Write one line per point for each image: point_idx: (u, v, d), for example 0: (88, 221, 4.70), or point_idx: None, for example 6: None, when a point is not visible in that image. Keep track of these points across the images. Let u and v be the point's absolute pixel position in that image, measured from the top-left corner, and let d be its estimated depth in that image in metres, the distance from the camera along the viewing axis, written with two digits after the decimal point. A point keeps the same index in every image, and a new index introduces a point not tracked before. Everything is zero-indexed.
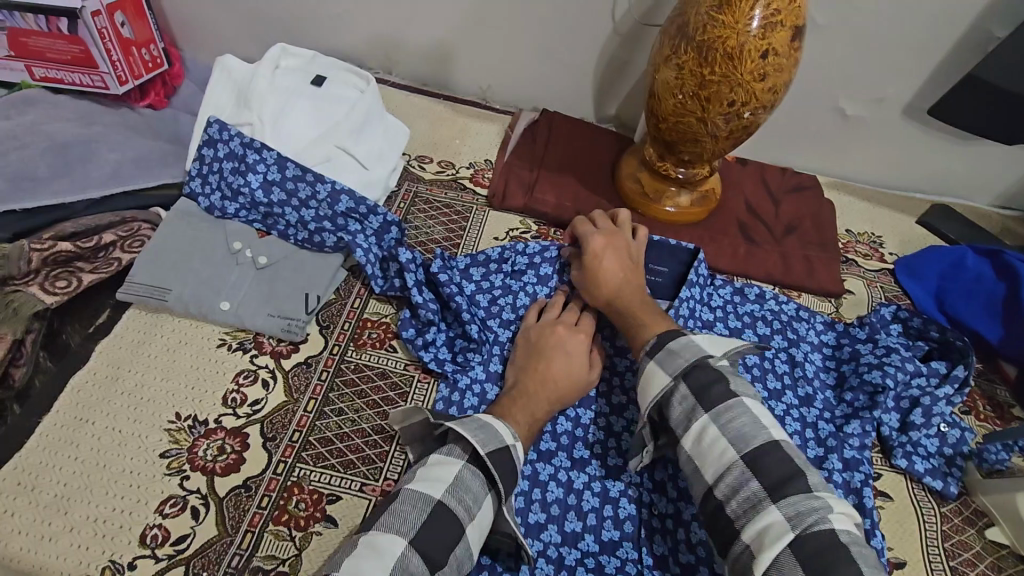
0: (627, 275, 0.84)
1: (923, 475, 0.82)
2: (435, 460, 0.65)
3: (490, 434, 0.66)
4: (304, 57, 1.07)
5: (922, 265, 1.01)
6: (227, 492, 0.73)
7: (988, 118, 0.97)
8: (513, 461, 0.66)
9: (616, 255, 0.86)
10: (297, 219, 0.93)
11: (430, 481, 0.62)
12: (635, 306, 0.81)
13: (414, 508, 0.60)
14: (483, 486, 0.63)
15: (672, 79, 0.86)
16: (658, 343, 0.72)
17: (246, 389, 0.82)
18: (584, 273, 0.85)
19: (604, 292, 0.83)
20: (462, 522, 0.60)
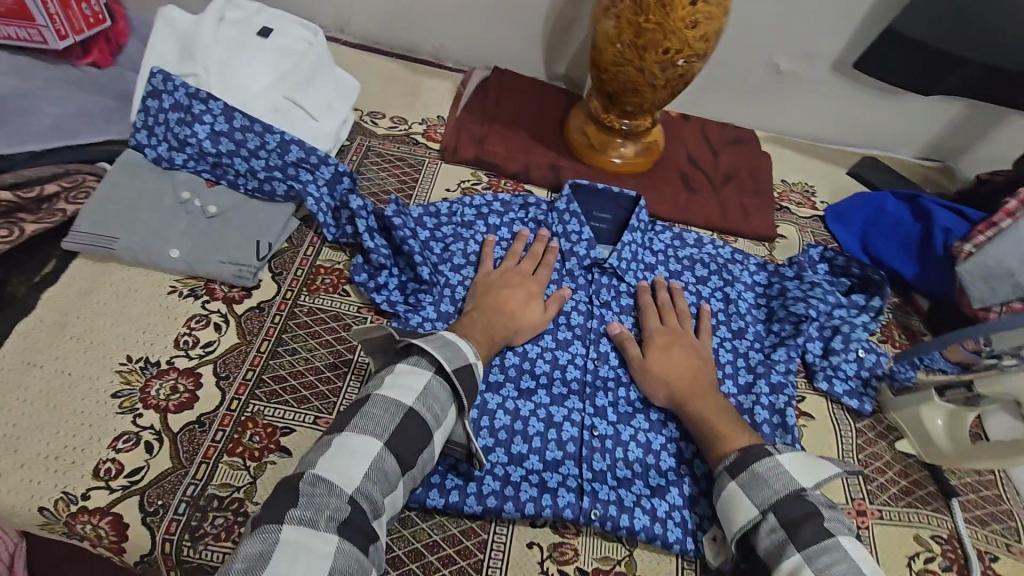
0: (694, 372, 0.81)
1: (842, 395, 0.88)
2: (403, 370, 0.68)
3: (455, 351, 0.70)
4: (249, 9, 1.06)
5: (849, 211, 1.09)
6: (181, 428, 0.75)
7: (907, 68, 1.02)
8: (475, 376, 0.71)
9: (673, 352, 0.84)
10: (246, 169, 0.94)
11: (401, 389, 0.65)
12: (707, 410, 0.77)
13: (386, 412, 0.63)
14: (450, 398, 0.67)
15: (611, 30, 0.89)
16: (742, 460, 0.68)
17: (198, 332, 0.83)
18: (648, 364, 0.83)
19: (671, 390, 0.80)
20: (430, 429, 0.65)
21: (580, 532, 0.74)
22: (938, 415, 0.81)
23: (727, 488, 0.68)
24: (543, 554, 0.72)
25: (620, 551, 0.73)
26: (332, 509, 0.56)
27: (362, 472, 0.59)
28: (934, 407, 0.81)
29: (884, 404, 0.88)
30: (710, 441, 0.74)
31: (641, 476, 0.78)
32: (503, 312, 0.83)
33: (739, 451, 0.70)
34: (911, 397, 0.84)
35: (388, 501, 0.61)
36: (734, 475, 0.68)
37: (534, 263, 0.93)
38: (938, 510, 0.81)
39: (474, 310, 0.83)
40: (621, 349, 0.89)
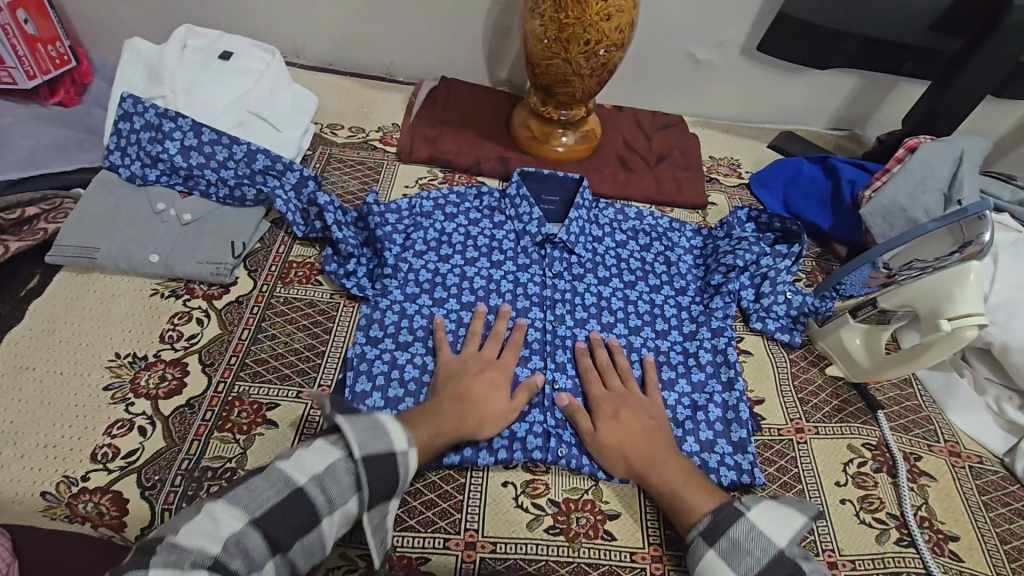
0: (642, 439, 0.78)
1: (775, 332, 0.99)
2: (316, 447, 0.67)
3: (376, 437, 0.68)
4: (209, 36, 1.14)
5: (770, 176, 1.21)
6: (171, 412, 0.80)
7: (797, 47, 1.16)
8: (393, 472, 0.68)
9: (624, 419, 0.80)
10: (216, 178, 1.01)
11: (298, 466, 0.65)
12: (671, 473, 0.74)
13: (273, 487, 0.64)
14: (351, 485, 0.66)
15: (538, 28, 1.02)
16: (717, 522, 0.67)
17: (182, 327, 0.89)
18: (603, 434, 0.79)
19: (627, 460, 0.77)
20: (320, 513, 0.64)
21: (549, 469, 0.81)
22: (857, 333, 0.91)
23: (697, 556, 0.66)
24: (517, 490, 0.79)
25: (587, 482, 0.80)
26: (195, 556, 0.58)
27: (219, 542, 0.60)
28: (852, 328, 0.92)
29: (815, 334, 0.98)
30: (675, 508, 0.72)
31: None
32: (464, 402, 0.78)
33: (710, 514, 0.68)
34: (834, 323, 0.94)
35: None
36: (712, 543, 0.66)
37: (499, 344, 0.89)
38: (867, 422, 0.90)
39: (441, 400, 0.78)
40: (575, 311, 0.98)
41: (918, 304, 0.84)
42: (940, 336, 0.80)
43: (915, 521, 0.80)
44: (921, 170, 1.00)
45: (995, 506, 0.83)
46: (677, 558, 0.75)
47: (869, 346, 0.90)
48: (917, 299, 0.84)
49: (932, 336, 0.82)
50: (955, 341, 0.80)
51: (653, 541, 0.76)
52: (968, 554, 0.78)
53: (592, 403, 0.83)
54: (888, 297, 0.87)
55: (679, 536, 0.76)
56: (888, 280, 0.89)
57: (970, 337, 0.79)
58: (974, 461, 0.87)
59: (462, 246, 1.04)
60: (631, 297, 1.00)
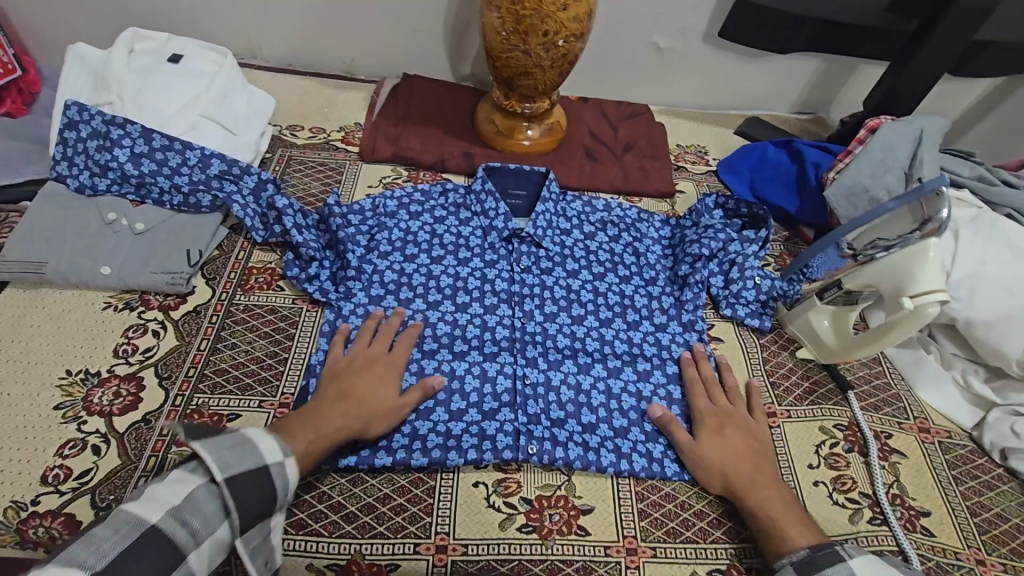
0: (743, 459, 0.77)
1: (744, 317, 0.98)
2: (174, 479, 0.61)
3: (237, 456, 0.63)
4: (157, 40, 1.11)
5: (736, 161, 1.21)
6: (127, 428, 0.77)
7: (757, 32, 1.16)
8: (265, 490, 0.64)
9: (730, 436, 0.80)
10: (170, 186, 0.98)
11: (155, 503, 0.58)
12: (766, 502, 0.73)
13: (120, 533, 0.55)
14: (218, 512, 0.61)
15: (495, 20, 1.01)
16: (813, 557, 0.65)
17: (137, 340, 0.86)
18: (709, 448, 0.78)
19: (726, 478, 0.76)
20: (186, 548, 0.58)
21: (521, 468, 0.80)
22: (825, 315, 0.92)
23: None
24: (488, 490, 0.77)
25: (560, 478, 0.79)
26: None
27: None
28: (819, 309, 0.92)
29: (785, 319, 0.98)
30: (768, 539, 0.70)
31: (574, 415, 0.84)
32: (348, 400, 0.76)
33: (807, 548, 0.67)
34: (802, 305, 0.95)
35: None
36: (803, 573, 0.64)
37: (388, 339, 0.86)
38: (838, 403, 0.90)
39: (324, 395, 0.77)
40: (544, 305, 0.96)
41: (881, 283, 0.84)
42: (905, 313, 0.80)
43: (887, 499, 0.80)
44: (882, 150, 1.00)
45: (965, 480, 0.84)
46: (651, 549, 0.74)
47: (837, 326, 0.90)
48: (879, 278, 0.84)
49: (896, 313, 0.82)
50: (918, 316, 0.80)
51: (628, 533, 0.75)
52: (940, 528, 0.79)
53: (694, 414, 0.83)
54: (853, 277, 0.88)
55: (654, 527, 0.76)
56: (854, 258, 0.90)
57: (934, 311, 0.79)
58: (943, 436, 0.88)
59: (428, 245, 1.02)
60: (600, 289, 0.99)
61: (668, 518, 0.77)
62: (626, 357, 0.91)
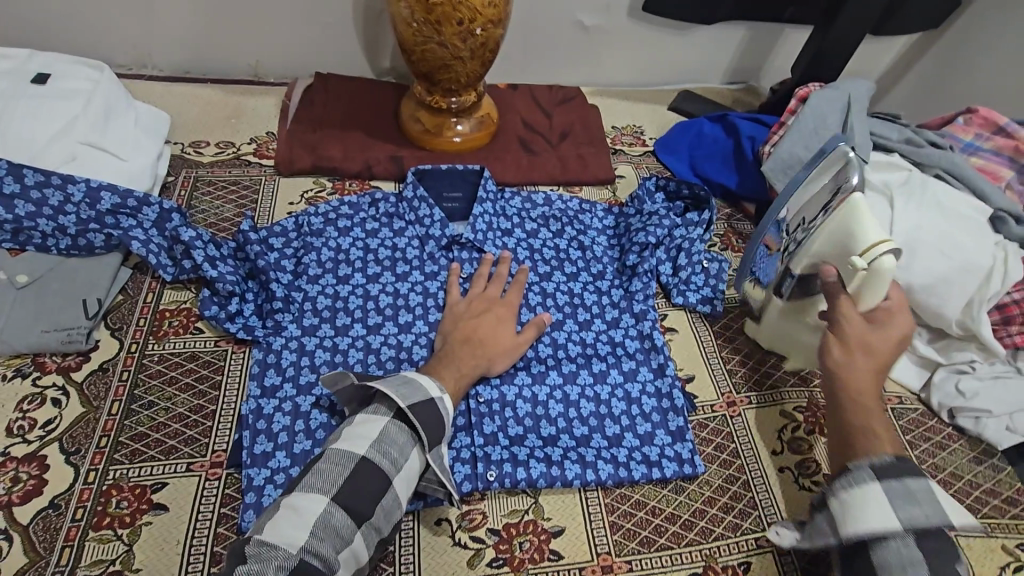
0: (874, 362, 0.70)
1: (696, 304, 0.97)
2: (361, 419, 0.68)
3: (412, 389, 0.70)
4: (17, 58, 0.96)
5: (673, 141, 1.19)
6: (32, 519, 0.67)
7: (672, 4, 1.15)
8: (440, 413, 0.71)
9: (886, 337, 0.71)
10: (54, 228, 0.85)
11: (354, 439, 0.66)
12: (873, 417, 0.67)
13: (338, 464, 0.64)
14: (408, 438, 0.68)
15: (404, 11, 0.94)
16: (897, 466, 0.61)
17: (34, 413, 0.75)
18: (854, 334, 0.71)
19: (853, 370, 0.70)
20: (390, 475, 0.65)
21: (485, 496, 0.75)
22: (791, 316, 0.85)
23: (844, 492, 0.62)
24: (453, 526, 0.73)
25: (526, 501, 0.76)
26: (281, 559, 0.57)
27: (306, 531, 0.59)
28: (784, 313, 0.86)
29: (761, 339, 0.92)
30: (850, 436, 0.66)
31: (534, 430, 0.80)
32: (474, 341, 0.81)
33: (892, 455, 0.63)
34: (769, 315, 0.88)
35: (344, 555, 0.61)
36: (882, 479, 0.61)
37: (502, 284, 0.91)
38: (795, 384, 0.90)
39: (449, 343, 0.81)
40: None
41: (830, 258, 0.77)
42: (859, 276, 0.73)
43: None
44: (812, 120, 0.99)
45: (919, 444, 0.86)
46: (627, 564, 0.72)
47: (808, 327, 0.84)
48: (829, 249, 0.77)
49: (854, 281, 0.74)
50: (879, 275, 0.72)
51: (602, 550, 0.72)
52: None
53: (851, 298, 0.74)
54: (796, 262, 0.81)
55: (627, 539, 0.74)
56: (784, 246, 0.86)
57: (892, 264, 0.71)
58: (895, 402, 0.90)
59: (363, 262, 0.94)
60: (549, 290, 0.95)
61: (640, 527, 0.75)
62: (582, 360, 0.87)
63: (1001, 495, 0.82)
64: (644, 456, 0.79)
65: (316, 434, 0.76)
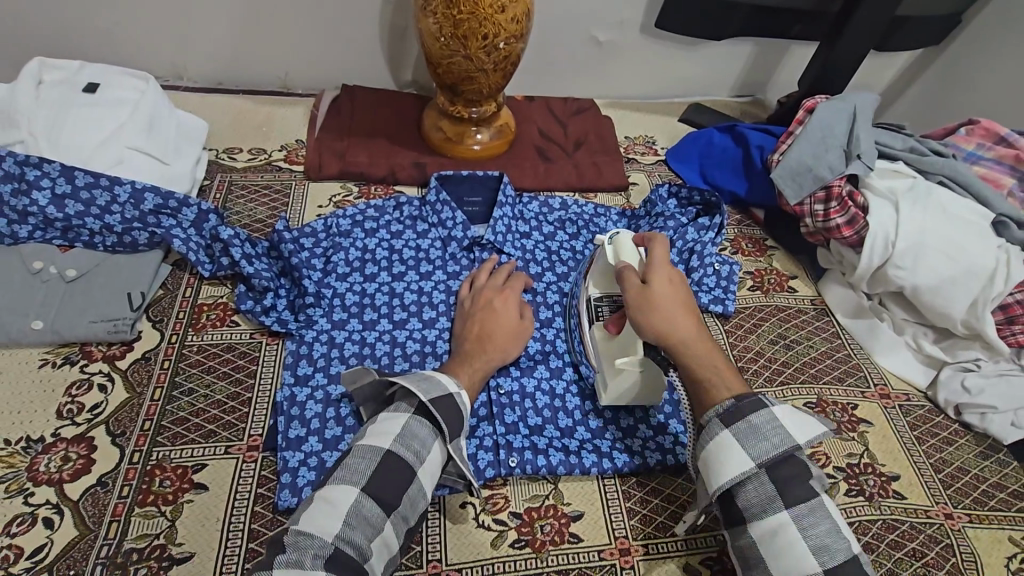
0: (679, 309, 0.70)
1: (708, 304, 1.00)
2: (385, 417, 0.70)
3: (433, 384, 0.72)
4: (69, 68, 1.03)
5: (684, 150, 1.24)
6: (81, 495, 0.71)
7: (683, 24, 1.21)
8: (458, 405, 0.72)
9: (672, 286, 0.72)
10: (101, 226, 0.91)
11: (380, 435, 0.67)
12: (699, 363, 0.67)
13: (365, 458, 0.65)
14: (431, 431, 0.69)
15: (433, 26, 1.00)
16: (738, 408, 0.63)
17: (81, 398, 0.79)
18: (648, 298, 0.70)
19: (669, 329, 0.69)
20: (414, 467, 0.66)
21: (508, 481, 0.79)
22: (612, 343, 0.82)
23: (706, 448, 0.63)
24: (477, 509, 0.76)
25: (547, 486, 0.79)
26: (317, 547, 0.59)
27: (340, 521, 0.61)
28: (608, 346, 0.82)
29: (608, 393, 0.80)
30: (699, 388, 0.67)
31: (552, 421, 0.84)
32: (495, 334, 0.84)
33: (733, 399, 0.64)
34: (606, 353, 0.81)
35: (376, 544, 0.62)
36: (729, 423, 0.62)
37: (504, 274, 0.94)
38: (806, 381, 0.93)
39: (470, 336, 0.85)
40: None
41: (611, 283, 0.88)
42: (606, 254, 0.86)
43: (859, 469, 0.84)
44: (820, 130, 1.04)
45: (927, 438, 0.88)
46: (644, 548, 0.75)
47: (622, 345, 0.80)
48: (593, 273, 0.89)
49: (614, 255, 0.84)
50: (624, 246, 0.84)
51: (620, 535, 0.75)
52: (910, 490, 0.83)
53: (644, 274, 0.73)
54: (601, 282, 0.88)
55: (643, 524, 0.76)
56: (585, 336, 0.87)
57: (630, 234, 0.86)
58: (902, 399, 0.93)
59: (388, 261, 0.99)
60: (565, 288, 0.99)
61: (656, 513, 0.78)
62: None
63: (1007, 489, 0.84)
64: (659, 445, 0.82)
65: (346, 421, 0.79)
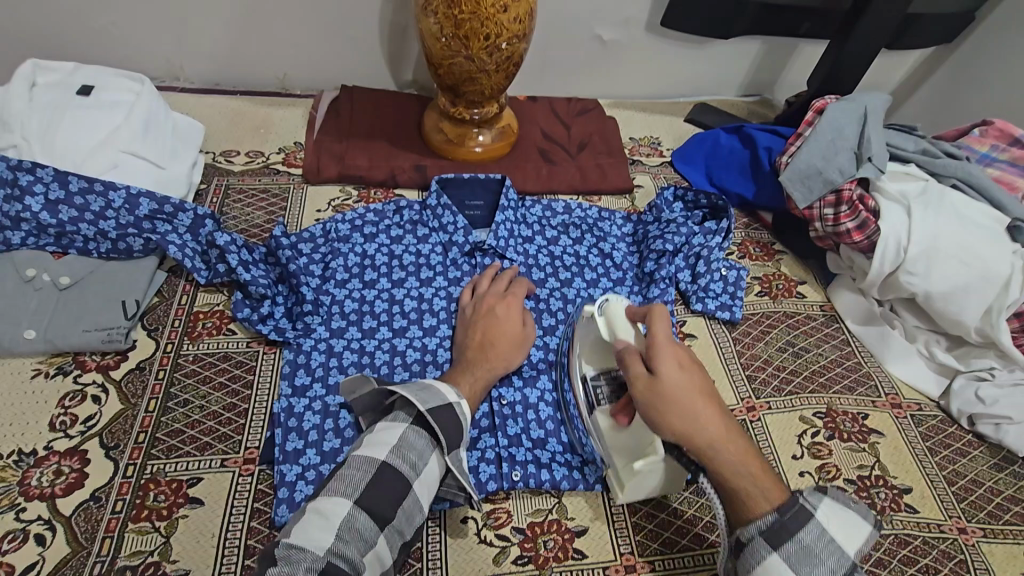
0: (698, 404, 0.63)
1: (715, 311, 0.98)
2: (381, 426, 0.68)
3: (431, 394, 0.70)
4: (62, 70, 1.01)
5: (690, 152, 1.22)
6: (74, 510, 0.70)
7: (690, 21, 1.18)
8: (457, 416, 0.70)
9: (685, 372, 0.64)
10: (95, 232, 0.89)
11: (375, 445, 0.66)
12: (729, 465, 0.61)
13: (359, 470, 0.63)
14: (427, 443, 0.67)
15: (433, 26, 0.97)
16: (784, 524, 0.57)
17: (75, 409, 0.78)
18: (663, 397, 0.63)
19: (691, 431, 0.62)
20: (410, 479, 0.65)
21: (510, 495, 0.77)
22: (622, 436, 0.75)
23: (753, 572, 0.57)
24: (478, 524, 0.74)
25: (550, 500, 0.77)
26: (309, 561, 0.56)
27: (332, 533, 0.59)
28: (619, 440, 0.75)
29: (625, 491, 0.74)
30: (733, 497, 0.61)
31: (555, 433, 0.82)
32: (496, 344, 0.82)
33: (775, 513, 0.58)
34: (616, 447, 0.75)
35: (369, 558, 0.60)
36: (778, 546, 0.57)
37: (505, 280, 0.92)
38: (815, 390, 0.91)
39: (471, 346, 0.82)
40: None
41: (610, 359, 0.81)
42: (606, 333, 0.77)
43: (870, 482, 0.82)
44: (830, 131, 1.01)
45: (939, 450, 0.86)
46: (649, 564, 0.73)
47: (635, 440, 0.73)
48: (586, 349, 0.82)
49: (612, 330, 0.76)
50: (618, 320, 0.75)
51: (625, 551, 0.74)
52: (922, 503, 0.81)
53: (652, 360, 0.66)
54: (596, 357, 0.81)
55: (649, 540, 0.75)
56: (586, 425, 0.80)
57: (621, 301, 0.78)
58: (914, 409, 0.90)
59: (388, 267, 0.97)
60: (569, 295, 0.97)
61: (662, 528, 0.76)
62: None
63: (1022, 502, 0.82)
64: None
65: (345, 433, 0.77)
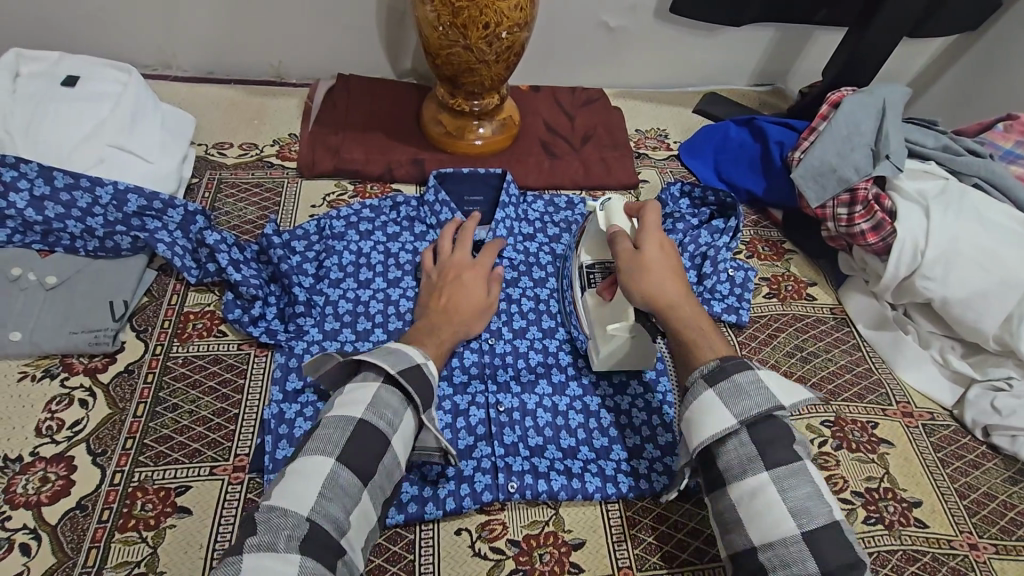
0: (669, 274, 0.71)
1: (721, 313, 0.94)
2: (352, 387, 0.64)
3: (398, 356, 0.67)
4: (47, 59, 0.98)
5: (699, 144, 1.17)
6: (60, 519, 0.68)
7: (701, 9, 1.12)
8: (427, 376, 0.67)
9: (662, 251, 0.72)
10: (82, 230, 0.86)
11: (347, 405, 0.63)
12: (688, 324, 0.67)
13: (336, 428, 0.61)
14: (402, 401, 0.64)
15: (430, 14, 0.93)
16: (722, 367, 0.61)
17: (61, 414, 0.76)
18: (637, 261, 0.71)
19: (656, 291, 0.69)
20: (388, 435, 0.62)
21: (506, 506, 0.75)
22: (604, 309, 0.82)
23: (689, 404, 0.62)
24: (473, 536, 0.72)
25: (547, 511, 0.75)
26: (291, 528, 0.55)
27: (315, 496, 0.57)
28: (601, 313, 0.81)
29: (600, 357, 0.81)
30: (684, 349, 0.66)
31: (553, 440, 0.79)
32: (449, 308, 0.80)
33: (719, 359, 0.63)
34: (597, 317, 0.81)
35: (354, 517, 0.58)
36: (713, 383, 0.61)
37: (468, 245, 0.89)
38: (824, 398, 0.88)
39: (428, 315, 0.79)
40: (513, 321, 0.89)
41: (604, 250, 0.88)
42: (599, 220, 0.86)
43: (880, 494, 0.79)
44: (846, 125, 0.97)
45: (951, 462, 0.83)
46: None
47: (615, 310, 0.80)
48: (587, 242, 0.89)
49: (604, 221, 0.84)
50: (616, 212, 0.83)
51: (623, 565, 0.71)
52: (932, 518, 0.78)
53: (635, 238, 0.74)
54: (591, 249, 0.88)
55: (649, 554, 0.73)
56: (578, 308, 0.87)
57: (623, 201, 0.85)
58: (926, 418, 0.87)
59: (383, 267, 0.94)
60: None
61: (662, 542, 0.74)
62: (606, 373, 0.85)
63: None
64: (665, 467, 0.78)
65: None
